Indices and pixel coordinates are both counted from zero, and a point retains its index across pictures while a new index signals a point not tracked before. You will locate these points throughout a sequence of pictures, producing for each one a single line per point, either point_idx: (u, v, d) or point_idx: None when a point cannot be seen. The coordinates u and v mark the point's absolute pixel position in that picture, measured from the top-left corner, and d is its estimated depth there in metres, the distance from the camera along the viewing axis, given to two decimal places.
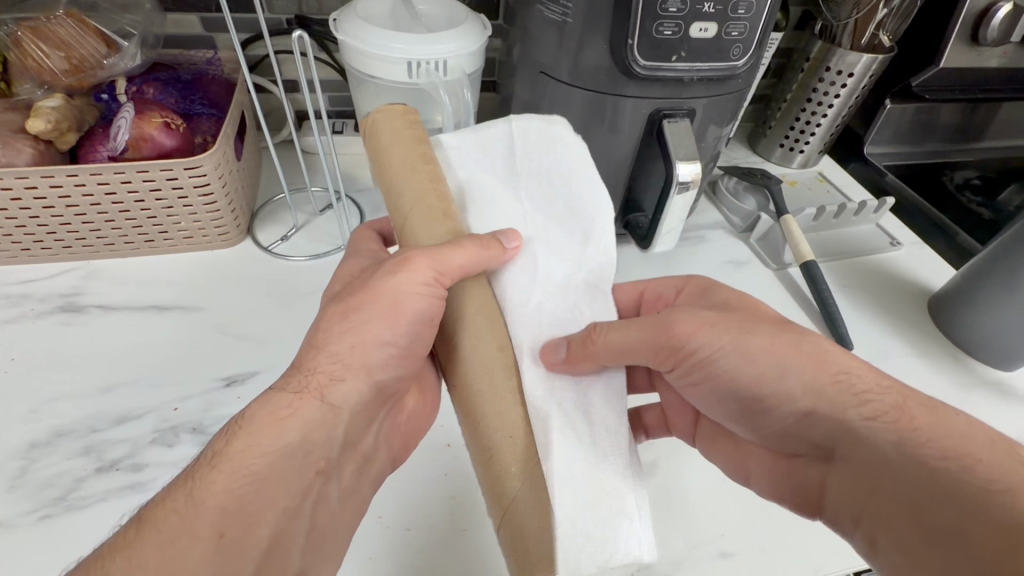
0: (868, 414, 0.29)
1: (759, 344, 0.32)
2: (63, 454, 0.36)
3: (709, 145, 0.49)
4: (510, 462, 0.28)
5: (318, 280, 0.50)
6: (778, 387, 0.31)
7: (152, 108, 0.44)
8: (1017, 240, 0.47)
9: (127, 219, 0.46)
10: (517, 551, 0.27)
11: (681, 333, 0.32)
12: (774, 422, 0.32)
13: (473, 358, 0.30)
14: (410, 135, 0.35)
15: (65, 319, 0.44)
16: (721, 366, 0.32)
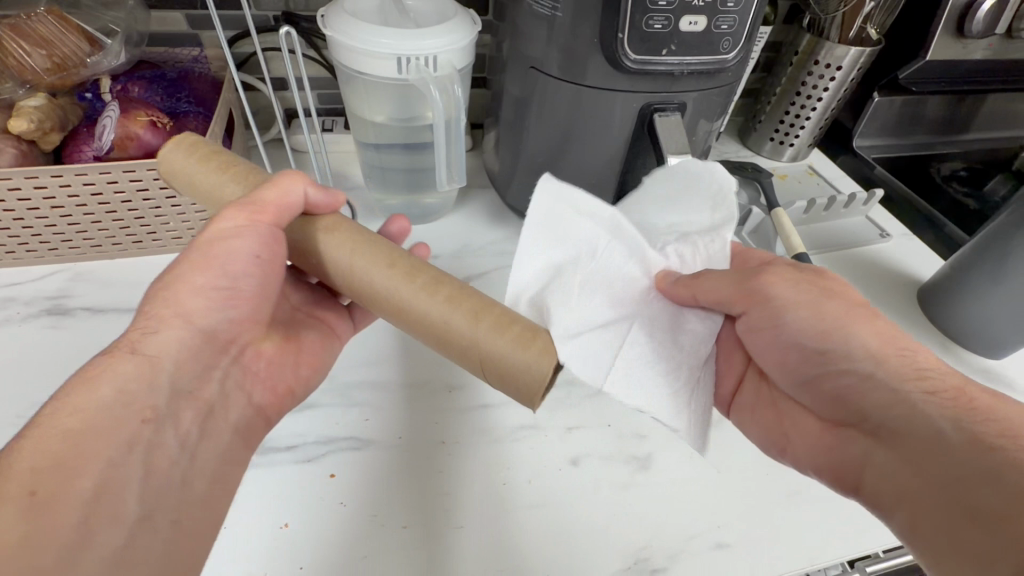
0: (927, 390, 0.29)
1: (833, 307, 0.33)
2: None
3: (700, 139, 0.49)
4: (460, 325, 0.31)
5: None
6: (843, 348, 0.32)
7: (138, 107, 0.44)
8: (1002, 231, 0.48)
9: (114, 220, 0.45)
10: (526, 393, 0.30)
11: (762, 283, 0.35)
12: (824, 383, 0.33)
13: (378, 276, 0.33)
14: (204, 161, 0.37)
15: (51, 323, 0.44)
16: (787, 318, 0.34)
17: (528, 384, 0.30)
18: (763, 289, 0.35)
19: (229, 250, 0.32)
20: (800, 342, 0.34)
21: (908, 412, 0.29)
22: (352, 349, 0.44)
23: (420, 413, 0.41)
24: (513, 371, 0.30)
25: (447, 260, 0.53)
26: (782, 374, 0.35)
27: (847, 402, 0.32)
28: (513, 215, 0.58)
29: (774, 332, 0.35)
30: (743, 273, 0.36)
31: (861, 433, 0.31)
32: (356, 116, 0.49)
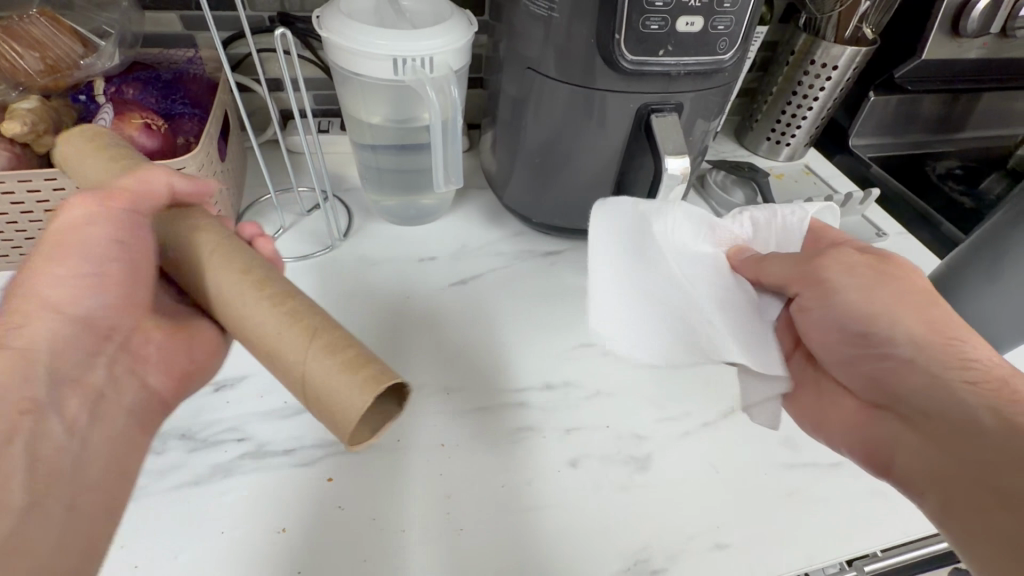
0: (968, 379, 0.32)
1: (886, 294, 0.35)
2: None
3: (697, 139, 0.49)
4: (286, 344, 0.30)
5: (307, 281, 0.50)
6: (892, 337, 0.35)
7: (133, 108, 0.44)
8: (996, 230, 0.47)
9: None
10: (337, 424, 0.28)
11: (818, 266, 0.37)
12: (869, 365, 0.36)
13: (234, 286, 0.32)
14: (88, 146, 0.35)
15: None
16: (839, 299, 0.37)
17: (342, 418, 0.27)
18: (820, 272, 0.37)
19: (85, 239, 0.32)
20: (849, 320, 0.36)
21: (943, 405, 0.32)
22: None
23: (418, 415, 0.41)
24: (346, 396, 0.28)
25: (445, 261, 0.53)
26: (832, 353, 0.38)
27: (891, 386, 0.35)
28: (511, 216, 0.58)
29: (824, 312, 0.37)
30: (804, 255, 0.38)
31: (896, 417, 0.34)
32: (353, 118, 0.49)
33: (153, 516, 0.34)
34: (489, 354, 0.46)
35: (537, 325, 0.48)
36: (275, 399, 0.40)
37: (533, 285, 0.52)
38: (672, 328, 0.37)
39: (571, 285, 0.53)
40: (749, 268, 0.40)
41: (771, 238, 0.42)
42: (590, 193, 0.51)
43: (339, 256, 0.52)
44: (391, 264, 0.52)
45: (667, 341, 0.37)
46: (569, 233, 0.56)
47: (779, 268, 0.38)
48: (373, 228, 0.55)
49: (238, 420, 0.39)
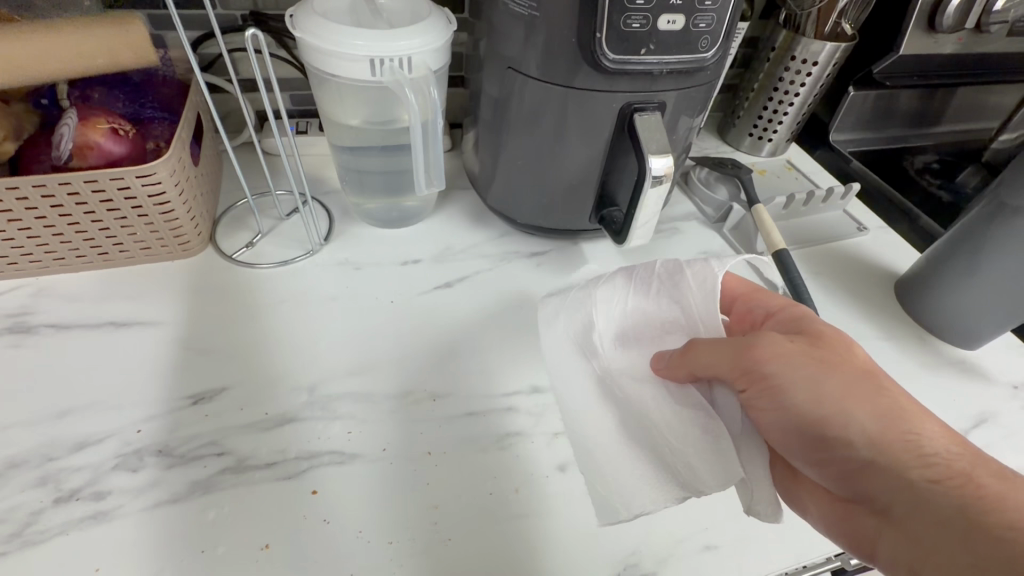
0: (934, 477, 0.29)
1: (833, 385, 0.32)
2: (16, 487, 0.34)
3: (680, 137, 0.49)
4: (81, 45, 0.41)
5: (288, 287, 0.48)
6: (848, 434, 0.31)
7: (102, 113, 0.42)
8: (971, 227, 0.49)
9: (79, 233, 0.43)
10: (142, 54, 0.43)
11: (755, 359, 0.33)
12: (833, 463, 0.32)
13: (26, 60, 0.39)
14: None
15: (13, 341, 0.42)
16: (786, 398, 0.32)
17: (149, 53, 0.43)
18: (756, 365, 0.33)
19: None
20: (801, 422, 0.32)
21: (925, 499, 0.29)
22: (331, 359, 0.43)
23: (403, 424, 0.40)
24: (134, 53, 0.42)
25: (428, 265, 0.52)
26: (792, 453, 0.33)
27: (861, 481, 0.31)
28: (494, 217, 0.58)
29: (779, 417, 0.32)
30: (735, 342, 0.34)
31: (873, 512, 0.31)
32: (332, 119, 0.47)
33: (134, 536, 0.33)
34: (475, 358, 0.45)
35: (523, 328, 0.48)
36: (255, 411, 0.39)
37: (518, 287, 0.52)
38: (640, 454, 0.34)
39: (557, 287, 0.52)
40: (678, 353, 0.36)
41: (688, 304, 0.38)
42: (573, 195, 0.51)
43: (320, 261, 0.51)
44: (373, 268, 0.51)
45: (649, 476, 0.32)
46: (554, 233, 0.55)
47: (709, 362, 0.34)
48: (353, 232, 0.54)
49: (218, 434, 0.38)
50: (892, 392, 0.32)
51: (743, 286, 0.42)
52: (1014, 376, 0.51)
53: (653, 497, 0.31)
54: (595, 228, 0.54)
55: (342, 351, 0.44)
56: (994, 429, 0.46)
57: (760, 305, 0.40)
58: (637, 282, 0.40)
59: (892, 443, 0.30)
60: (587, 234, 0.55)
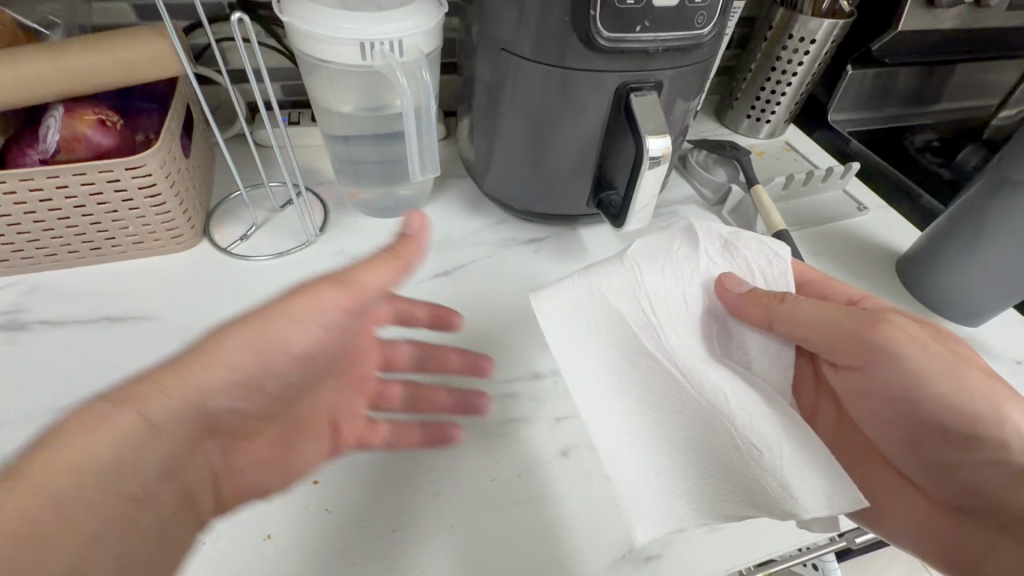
0: None
1: (971, 380, 0.34)
2: None
3: (676, 118, 0.49)
4: (92, 60, 0.36)
5: (284, 278, 0.48)
6: (994, 429, 0.32)
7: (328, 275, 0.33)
8: (971, 204, 0.49)
9: (69, 228, 0.43)
10: (162, 63, 0.38)
11: (892, 345, 0.35)
12: (962, 457, 0.33)
13: (33, 73, 0.35)
14: None
15: (6, 338, 0.41)
16: (925, 385, 0.34)
17: (162, 56, 0.38)
18: (894, 351, 0.35)
19: None
20: (937, 410, 0.34)
21: None
22: None
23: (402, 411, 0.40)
24: (154, 65, 0.38)
25: (425, 253, 0.52)
26: (921, 443, 0.35)
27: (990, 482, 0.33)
28: (492, 204, 0.57)
29: (908, 402, 0.35)
30: (863, 324, 0.36)
31: (988, 514, 0.33)
32: (322, 106, 0.47)
33: None
34: (475, 346, 0.44)
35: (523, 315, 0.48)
36: None
37: (516, 273, 0.51)
38: (691, 454, 0.34)
39: (554, 273, 0.52)
40: (748, 300, 0.38)
41: (755, 282, 0.40)
42: (571, 179, 0.50)
43: (315, 252, 0.51)
44: (370, 258, 0.51)
45: (699, 489, 0.33)
46: (551, 218, 0.55)
47: (814, 338, 0.37)
48: (349, 222, 0.54)
49: None
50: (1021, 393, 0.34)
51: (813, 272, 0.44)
52: (1017, 352, 0.50)
53: (698, 510, 0.32)
54: (592, 212, 0.54)
55: None
56: None
57: (842, 292, 0.42)
58: (692, 243, 0.39)
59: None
60: (584, 219, 0.55)
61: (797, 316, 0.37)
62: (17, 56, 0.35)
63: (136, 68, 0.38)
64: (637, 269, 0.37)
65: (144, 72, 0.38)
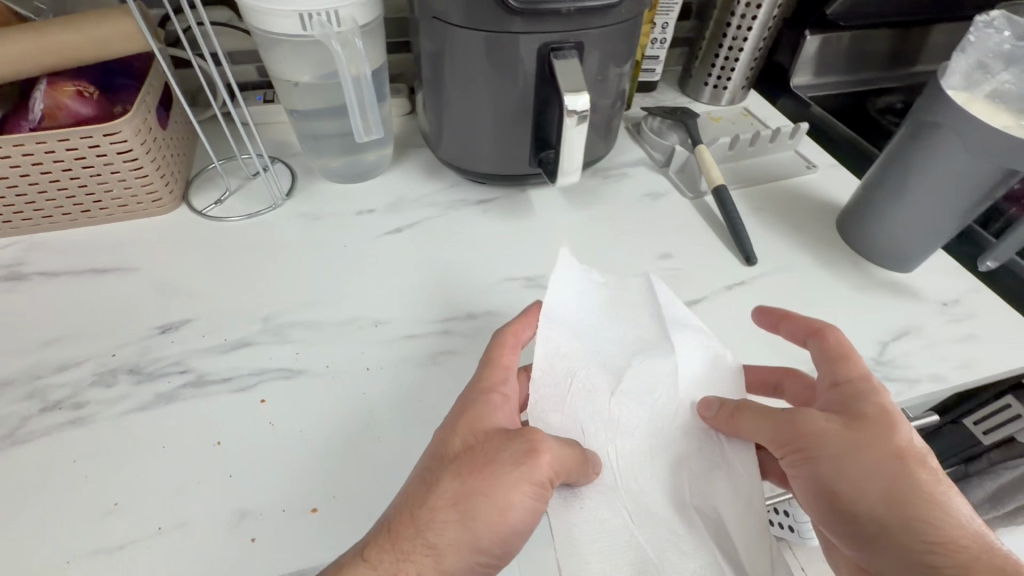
0: (935, 562, 0.32)
1: (854, 466, 0.34)
2: (8, 399, 0.40)
3: (607, 81, 0.52)
4: (69, 37, 0.42)
5: (251, 236, 0.53)
6: (859, 509, 0.34)
7: (524, 448, 0.34)
8: (893, 156, 0.50)
9: (61, 190, 0.48)
10: (130, 40, 0.44)
11: (794, 433, 0.36)
12: (853, 538, 0.34)
13: (19, 47, 0.41)
14: None
15: (9, 286, 0.47)
16: (813, 470, 0.35)
17: (128, 33, 0.43)
18: (796, 438, 0.36)
19: None
20: (817, 491, 0.35)
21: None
22: (286, 294, 0.48)
23: (345, 345, 0.44)
24: (121, 40, 0.43)
25: (381, 213, 0.56)
26: (816, 516, 0.37)
27: (873, 556, 0.34)
28: (447, 170, 0.61)
29: (802, 482, 0.36)
30: (781, 415, 0.37)
31: None
32: (277, 77, 0.51)
33: (104, 437, 0.38)
34: (417, 292, 0.49)
35: (466, 269, 0.52)
36: (216, 338, 0.44)
37: (464, 229, 0.55)
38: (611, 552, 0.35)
39: (499, 229, 0.56)
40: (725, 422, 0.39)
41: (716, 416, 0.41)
42: (512, 141, 0.54)
43: (282, 214, 0.56)
44: (330, 218, 0.55)
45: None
46: (499, 180, 0.58)
47: (757, 431, 0.37)
48: (314, 187, 0.59)
49: (181, 356, 0.43)
50: (917, 480, 0.33)
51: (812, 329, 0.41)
52: (947, 294, 0.51)
53: None
54: (536, 172, 0.57)
55: (297, 288, 0.48)
56: (916, 340, 0.47)
57: (831, 370, 0.38)
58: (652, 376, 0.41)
59: (895, 526, 0.33)
60: (532, 180, 0.59)
61: (742, 422, 0.38)
62: (7, 33, 0.41)
63: (107, 44, 0.43)
64: (594, 391, 0.40)
65: (114, 47, 0.43)
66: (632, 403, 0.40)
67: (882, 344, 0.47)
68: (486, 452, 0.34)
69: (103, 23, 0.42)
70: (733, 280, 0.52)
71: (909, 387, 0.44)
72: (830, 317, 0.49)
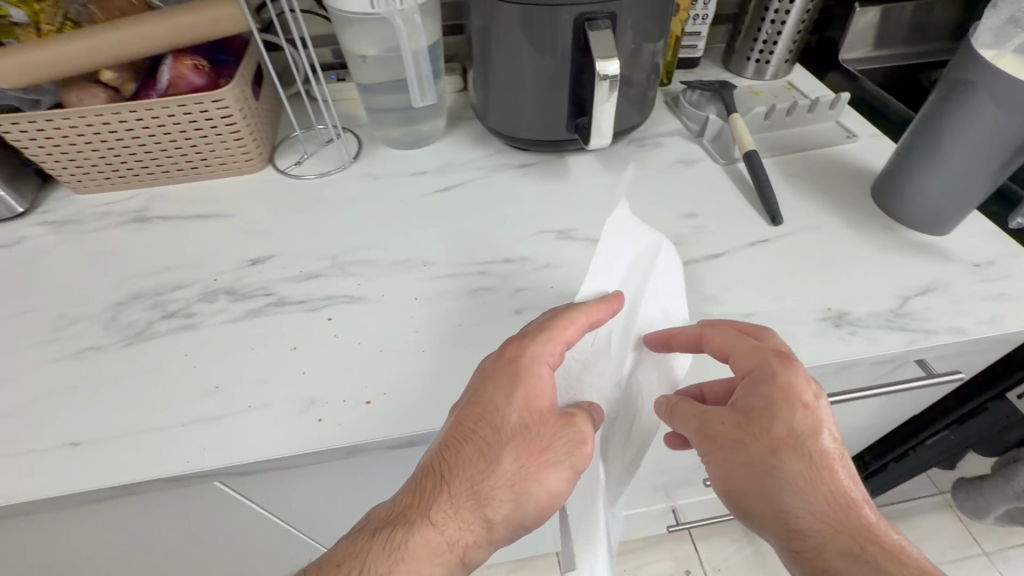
0: (795, 533, 0.39)
1: (735, 467, 0.39)
2: (138, 308, 0.50)
3: (640, 50, 0.56)
4: (191, 20, 0.52)
5: (323, 191, 0.62)
6: (743, 498, 0.40)
7: (576, 437, 0.38)
8: (922, 124, 0.51)
9: (176, 148, 0.59)
10: (235, 21, 0.53)
11: (693, 434, 0.40)
12: (740, 513, 0.41)
13: (153, 29, 0.51)
14: None
15: (137, 226, 0.58)
16: (711, 465, 0.40)
17: (234, 15, 0.53)
18: (696, 438, 0.40)
19: None
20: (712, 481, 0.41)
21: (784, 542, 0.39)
22: (350, 238, 0.56)
23: (397, 279, 0.52)
24: (229, 21, 0.53)
25: (433, 175, 0.64)
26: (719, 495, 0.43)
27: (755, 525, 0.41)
28: (493, 138, 0.67)
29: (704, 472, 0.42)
30: (686, 414, 0.41)
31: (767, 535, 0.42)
32: (349, 53, 0.59)
33: (208, 338, 0.47)
34: (461, 239, 0.55)
35: (504, 222, 0.58)
36: (293, 270, 0.53)
37: (506, 189, 0.62)
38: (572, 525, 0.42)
39: (537, 189, 0.61)
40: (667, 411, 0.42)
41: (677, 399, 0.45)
42: (551, 108, 0.59)
43: (349, 174, 0.64)
44: (389, 178, 0.63)
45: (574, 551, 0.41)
46: (540, 146, 0.64)
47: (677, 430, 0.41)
48: (377, 152, 0.67)
49: (267, 282, 0.52)
50: (791, 472, 0.38)
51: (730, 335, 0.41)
52: (980, 256, 0.52)
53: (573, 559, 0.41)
54: (573, 138, 0.62)
55: (359, 234, 0.56)
56: (941, 296, 0.48)
57: (742, 365, 0.40)
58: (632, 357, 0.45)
59: (769, 509, 0.39)
60: (569, 145, 0.64)
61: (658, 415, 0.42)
62: (145, 19, 0.51)
63: (218, 25, 0.53)
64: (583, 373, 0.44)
65: (222, 27, 0.53)
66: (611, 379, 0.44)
67: (903, 298, 0.48)
68: (545, 436, 0.38)
69: (216, 8, 0.52)
70: (756, 238, 0.54)
71: (925, 337, 0.45)
72: (851, 272, 0.51)
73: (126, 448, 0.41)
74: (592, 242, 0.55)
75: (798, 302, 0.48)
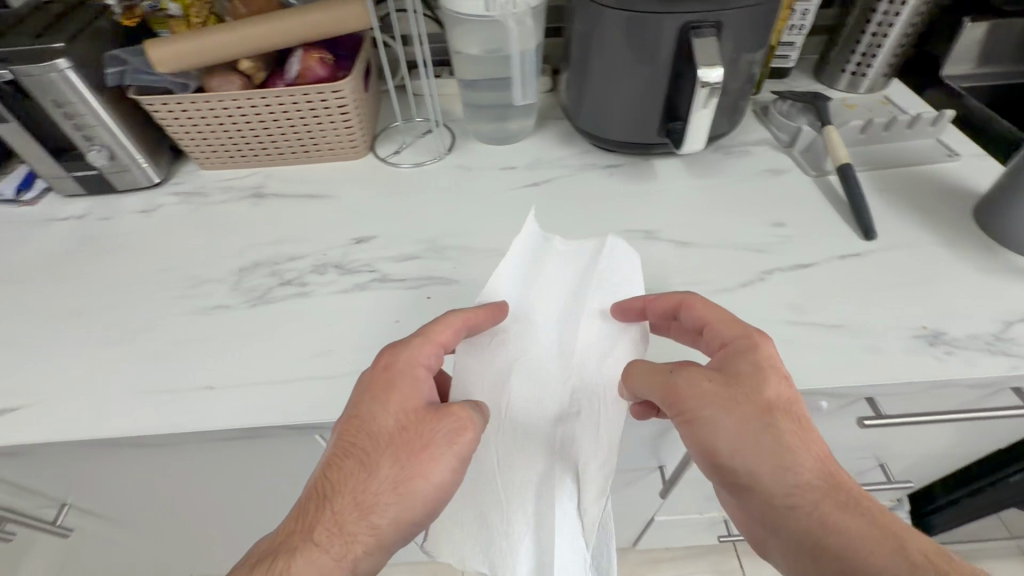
0: (790, 497, 0.39)
1: (728, 427, 0.39)
2: (258, 274, 0.56)
3: (740, 58, 0.57)
4: (321, 16, 0.57)
5: (420, 180, 0.66)
6: (733, 463, 0.39)
7: (454, 428, 0.40)
8: None
9: (294, 133, 0.65)
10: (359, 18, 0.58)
11: (680, 396, 0.40)
12: (726, 484, 0.41)
13: (288, 23, 0.56)
14: None
15: (255, 200, 0.65)
16: (701, 430, 0.39)
17: (359, 12, 0.57)
18: (682, 400, 0.40)
19: None
20: (699, 450, 0.40)
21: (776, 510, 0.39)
22: (445, 225, 0.60)
23: (489, 266, 0.55)
24: (354, 18, 0.57)
25: (522, 170, 0.67)
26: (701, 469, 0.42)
27: (742, 497, 0.40)
28: (580, 138, 0.70)
29: (688, 442, 0.41)
30: (670, 372, 0.40)
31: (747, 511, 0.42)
32: (455, 51, 0.63)
33: (320, 306, 0.52)
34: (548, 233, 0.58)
35: (591, 219, 0.60)
36: (394, 250, 0.57)
37: (592, 187, 0.64)
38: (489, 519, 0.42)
39: (623, 190, 0.63)
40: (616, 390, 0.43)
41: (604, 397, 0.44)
42: (644, 113, 0.61)
43: (443, 165, 0.68)
44: (480, 171, 0.67)
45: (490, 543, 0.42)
46: (627, 148, 0.66)
47: (647, 390, 0.40)
48: (469, 146, 0.71)
49: (370, 260, 0.56)
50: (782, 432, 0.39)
51: (710, 311, 0.44)
52: None
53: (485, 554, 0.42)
54: (662, 143, 0.64)
55: (453, 221, 0.60)
56: None
57: (716, 334, 0.43)
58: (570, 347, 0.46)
59: (760, 475, 0.39)
60: (657, 149, 0.65)
61: (633, 380, 0.41)
62: (282, 14, 0.57)
63: (345, 21, 0.58)
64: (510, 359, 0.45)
65: (347, 23, 0.58)
66: (542, 368, 0.45)
67: (1004, 323, 0.47)
68: (421, 434, 0.40)
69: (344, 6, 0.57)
70: (846, 251, 0.54)
71: None
72: (947, 292, 0.50)
73: (250, 395, 0.46)
74: (676, 244, 0.56)
75: (890, 318, 0.48)
